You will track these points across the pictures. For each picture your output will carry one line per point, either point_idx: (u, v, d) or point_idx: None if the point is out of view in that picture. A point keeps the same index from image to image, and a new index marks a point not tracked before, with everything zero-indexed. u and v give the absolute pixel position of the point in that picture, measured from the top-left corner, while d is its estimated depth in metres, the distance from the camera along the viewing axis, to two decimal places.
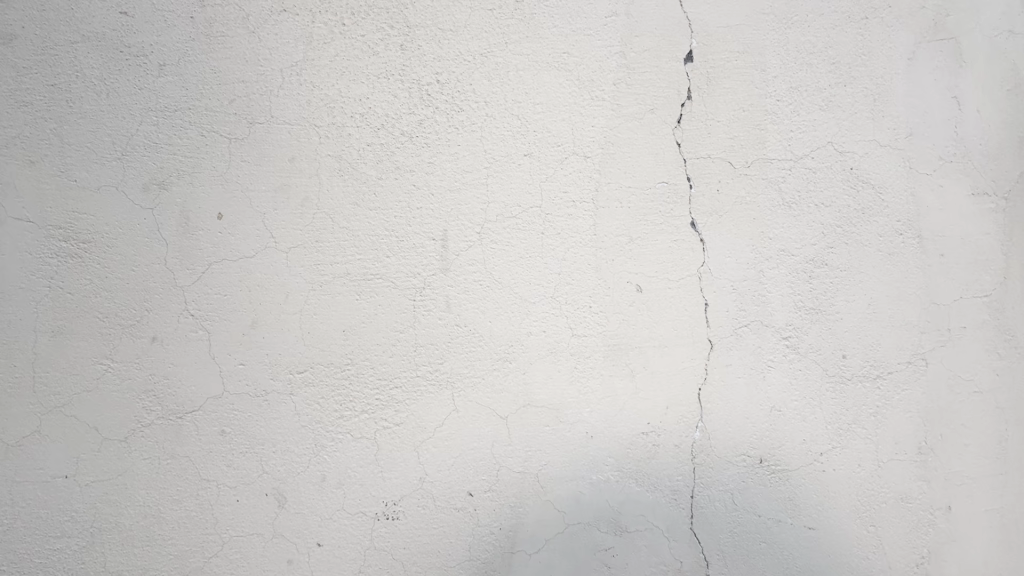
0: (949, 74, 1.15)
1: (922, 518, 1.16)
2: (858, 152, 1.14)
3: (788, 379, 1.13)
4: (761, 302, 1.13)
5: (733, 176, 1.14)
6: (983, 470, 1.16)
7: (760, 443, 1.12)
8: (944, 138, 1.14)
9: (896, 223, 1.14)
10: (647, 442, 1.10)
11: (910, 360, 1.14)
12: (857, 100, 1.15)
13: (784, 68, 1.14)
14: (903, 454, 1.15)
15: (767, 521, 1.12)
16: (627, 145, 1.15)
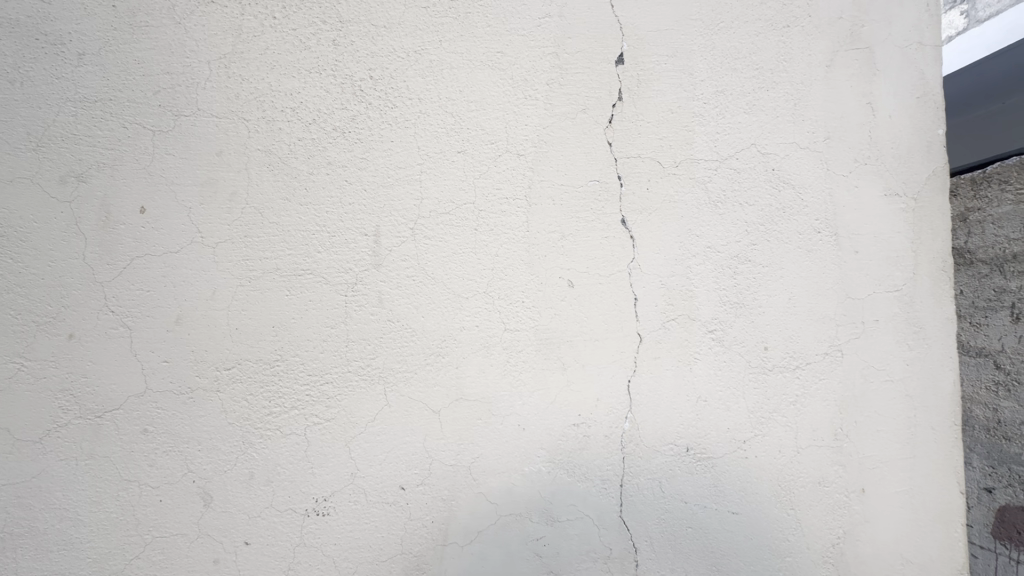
0: (864, 82, 1.32)
1: (837, 500, 1.24)
2: (779, 153, 1.27)
3: (713, 371, 1.21)
4: (689, 297, 1.21)
5: (662, 175, 1.22)
6: (891, 453, 1.27)
7: (686, 432, 1.18)
8: (861, 140, 1.31)
9: (814, 221, 1.27)
10: (578, 433, 1.14)
11: (828, 351, 1.25)
12: (779, 104, 1.28)
13: (710, 72, 1.26)
14: (820, 440, 1.24)
15: (692, 507, 1.18)
16: (560, 144, 1.19)
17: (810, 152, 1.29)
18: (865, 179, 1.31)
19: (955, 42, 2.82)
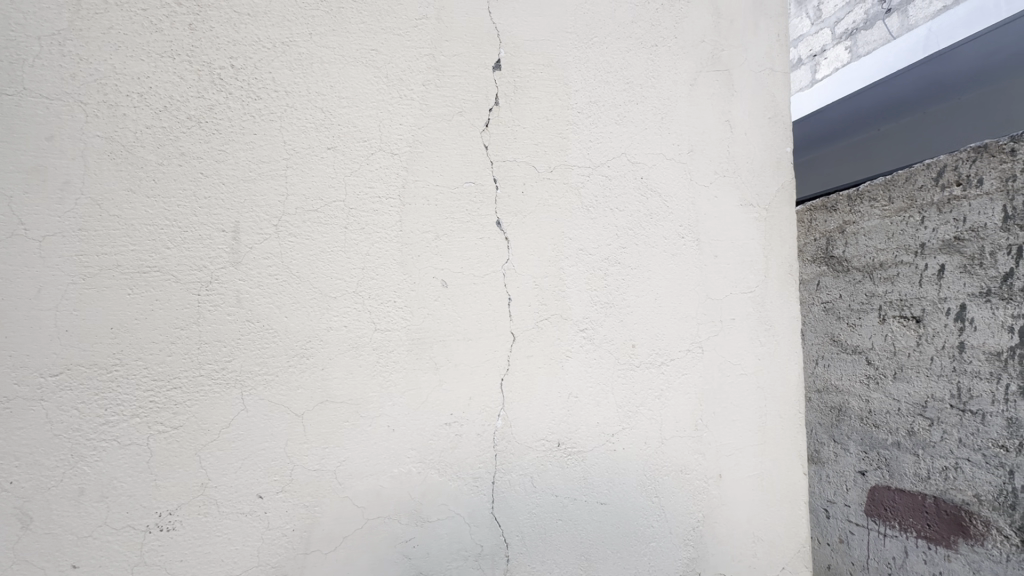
0: (722, 101, 1.45)
1: (697, 485, 1.34)
2: (647, 163, 1.36)
3: (584, 367, 1.26)
4: (562, 297, 1.26)
5: (537, 179, 1.27)
6: (742, 440, 1.39)
7: (557, 428, 1.23)
8: (720, 155, 1.44)
9: (678, 227, 1.37)
10: (450, 432, 1.15)
11: (689, 347, 1.35)
12: (647, 117, 1.37)
13: (584, 83, 1.33)
14: (682, 430, 1.33)
15: (562, 500, 1.22)
16: (434, 145, 1.20)
17: (674, 163, 1.39)
18: (723, 190, 1.43)
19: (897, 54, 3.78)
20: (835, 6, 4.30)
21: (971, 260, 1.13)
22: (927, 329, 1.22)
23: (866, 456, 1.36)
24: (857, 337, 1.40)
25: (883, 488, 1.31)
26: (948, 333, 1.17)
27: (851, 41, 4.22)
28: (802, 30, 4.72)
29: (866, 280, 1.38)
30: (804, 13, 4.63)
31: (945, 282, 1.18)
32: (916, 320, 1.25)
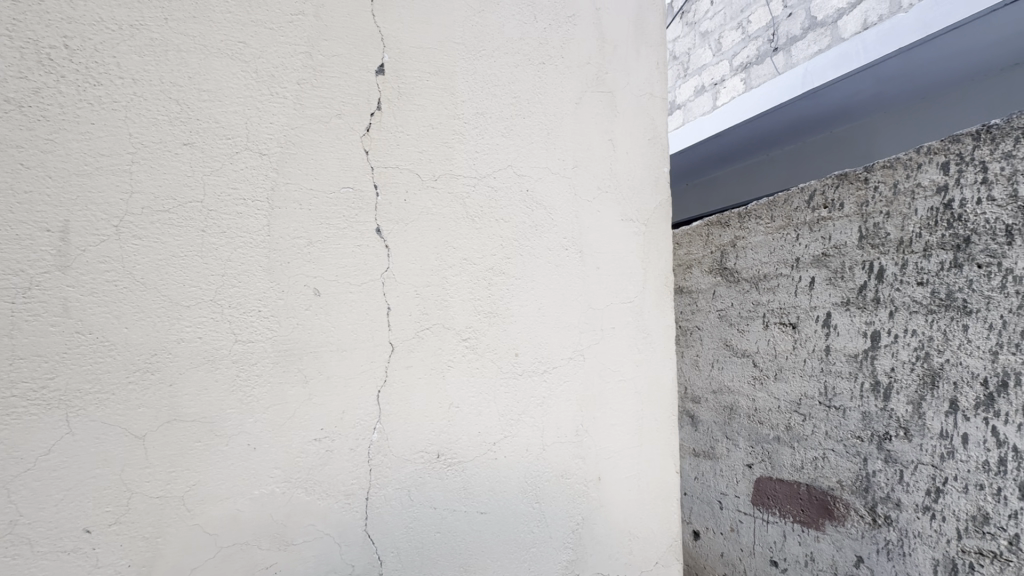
0: (606, 121, 1.54)
1: (578, 489, 1.38)
2: (533, 176, 1.40)
3: (466, 377, 1.26)
4: (444, 306, 1.25)
5: (420, 187, 1.26)
6: (622, 443, 1.47)
7: (437, 439, 1.21)
8: (603, 172, 1.51)
9: (562, 240, 1.42)
10: (320, 448, 1.10)
11: (572, 355, 1.40)
12: (534, 131, 1.42)
13: (472, 94, 1.34)
14: (564, 437, 1.38)
15: (442, 512, 1.21)
16: (309, 147, 1.15)
17: (560, 178, 1.44)
18: (605, 205, 1.51)
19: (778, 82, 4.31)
20: (734, 41, 4.96)
21: (835, 276, 1.66)
22: (802, 332, 1.76)
23: (753, 449, 1.93)
24: (748, 340, 1.97)
25: (767, 477, 1.87)
26: (819, 337, 1.70)
27: (745, 74, 4.82)
28: (705, 61, 5.32)
29: (753, 292, 1.96)
30: (709, 45, 5.30)
31: (816, 294, 1.72)
32: (794, 325, 1.79)
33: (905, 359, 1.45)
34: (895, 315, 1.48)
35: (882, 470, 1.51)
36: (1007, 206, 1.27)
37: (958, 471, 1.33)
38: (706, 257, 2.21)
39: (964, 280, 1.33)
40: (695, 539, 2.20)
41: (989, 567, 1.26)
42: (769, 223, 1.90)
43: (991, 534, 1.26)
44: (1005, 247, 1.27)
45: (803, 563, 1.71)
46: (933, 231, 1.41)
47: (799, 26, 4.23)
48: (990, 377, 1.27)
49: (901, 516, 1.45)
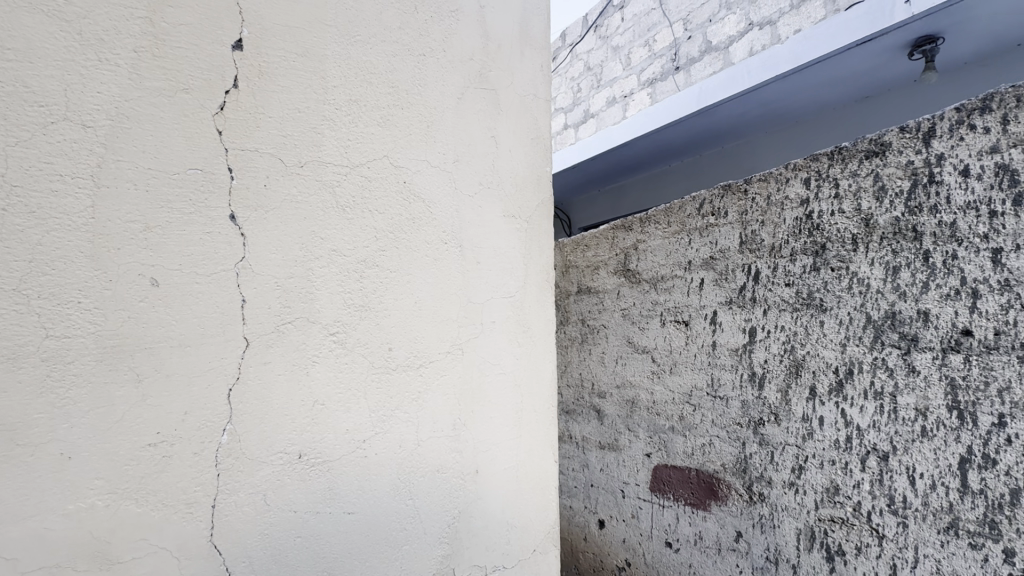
0: (490, 118, 1.56)
1: (454, 483, 1.39)
2: (411, 168, 1.38)
3: (333, 373, 1.21)
4: (309, 299, 1.19)
5: (283, 173, 1.19)
6: (501, 435, 1.49)
7: (299, 439, 1.15)
8: (485, 168, 1.54)
9: (442, 234, 1.42)
10: (156, 454, 1.00)
11: (450, 349, 1.40)
12: (413, 123, 1.40)
13: (345, 79, 1.29)
14: (440, 431, 1.37)
15: (303, 515, 1.15)
16: (148, 122, 1.04)
17: (440, 171, 1.44)
18: (486, 201, 1.53)
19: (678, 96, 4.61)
20: (641, 57, 5.51)
21: (720, 277, 1.81)
22: (692, 330, 1.88)
23: (652, 439, 2.03)
24: (648, 338, 2.06)
25: (664, 464, 1.98)
26: (707, 333, 1.83)
27: (650, 89, 5.36)
28: (616, 74, 5.81)
29: (652, 292, 2.07)
30: (619, 58, 5.81)
31: (705, 295, 1.85)
32: (686, 323, 1.91)
33: (777, 352, 1.63)
34: (768, 312, 1.66)
35: (756, 453, 1.66)
36: (852, 217, 1.50)
37: (815, 449, 1.52)
38: (611, 260, 2.29)
39: (821, 281, 1.54)
40: (600, 527, 2.27)
41: (838, 531, 1.46)
42: (667, 228, 2.02)
43: (840, 502, 1.46)
44: (851, 253, 1.49)
45: (693, 542, 1.84)
46: (798, 238, 1.61)
47: (697, 49, 4.84)
48: (840, 366, 1.48)
49: (772, 493, 1.61)
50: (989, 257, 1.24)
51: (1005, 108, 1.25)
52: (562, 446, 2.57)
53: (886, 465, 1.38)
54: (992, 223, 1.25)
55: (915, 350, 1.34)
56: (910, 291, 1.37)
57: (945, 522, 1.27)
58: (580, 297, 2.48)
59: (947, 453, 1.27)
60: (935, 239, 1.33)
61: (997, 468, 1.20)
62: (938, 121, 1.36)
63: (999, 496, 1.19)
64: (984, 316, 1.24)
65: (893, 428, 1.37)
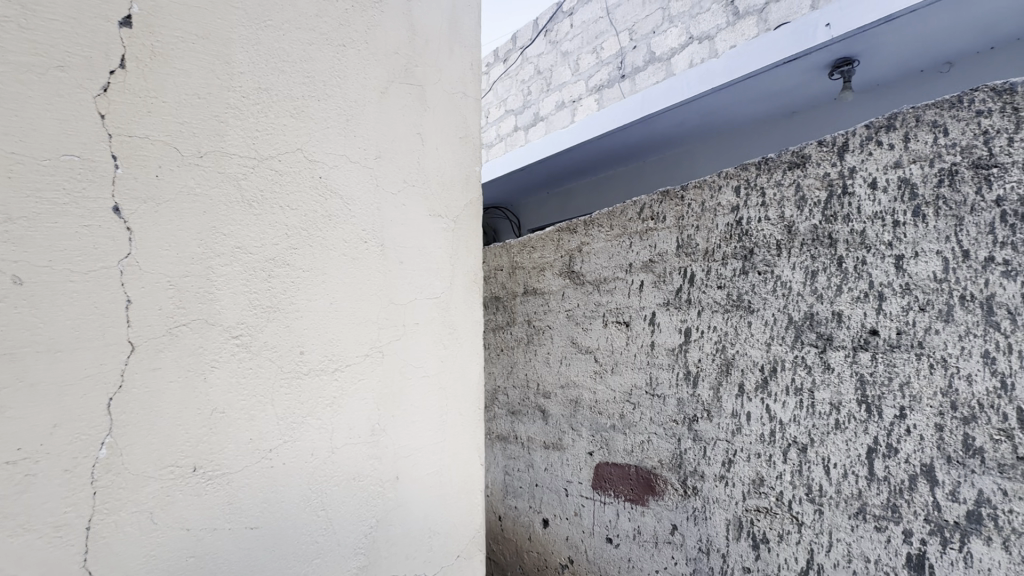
0: (415, 114, 1.52)
1: (372, 491, 1.33)
2: (328, 163, 1.32)
3: (235, 379, 1.13)
4: (207, 300, 1.11)
5: (179, 163, 1.10)
6: (424, 440, 1.46)
7: (193, 451, 1.07)
8: (410, 165, 1.50)
9: (361, 231, 1.37)
10: (17, 472, 0.89)
11: (368, 352, 1.35)
12: (331, 116, 1.34)
13: (253, 66, 1.21)
14: (357, 438, 1.31)
15: (197, 534, 1.07)
16: (12, 101, 0.93)
17: (360, 167, 1.38)
18: (411, 199, 1.49)
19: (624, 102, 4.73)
20: (589, 64, 5.65)
21: (659, 279, 1.85)
22: (633, 330, 1.92)
23: (594, 438, 2.05)
24: (591, 338, 2.09)
25: (606, 462, 2.00)
26: (646, 333, 1.87)
27: (598, 95, 5.53)
28: (565, 79, 5.92)
29: (595, 293, 2.09)
30: (567, 64, 5.93)
31: (645, 296, 1.89)
32: (627, 324, 1.94)
33: (709, 351, 1.68)
34: (702, 313, 1.72)
35: (691, 448, 1.71)
36: (777, 224, 1.57)
37: (743, 443, 1.58)
38: (557, 261, 2.29)
39: (749, 284, 1.61)
40: (543, 526, 2.27)
41: (763, 521, 1.52)
42: (609, 231, 2.05)
43: (765, 492, 1.52)
44: (775, 258, 1.56)
45: (632, 537, 1.87)
46: (729, 243, 1.67)
47: (642, 60, 5.06)
48: (765, 364, 1.55)
49: (704, 486, 1.66)
50: (893, 262, 1.35)
51: (906, 128, 1.37)
52: (506, 446, 2.54)
53: (805, 457, 1.45)
54: (895, 232, 1.35)
55: (830, 348, 1.43)
56: (827, 294, 1.46)
57: (855, 508, 1.35)
58: (527, 298, 2.45)
59: (857, 444, 1.36)
60: (847, 246, 1.43)
61: (898, 456, 1.29)
62: (850, 136, 1.46)
63: (900, 482, 1.29)
64: (888, 317, 1.34)
65: (811, 422, 1.44)
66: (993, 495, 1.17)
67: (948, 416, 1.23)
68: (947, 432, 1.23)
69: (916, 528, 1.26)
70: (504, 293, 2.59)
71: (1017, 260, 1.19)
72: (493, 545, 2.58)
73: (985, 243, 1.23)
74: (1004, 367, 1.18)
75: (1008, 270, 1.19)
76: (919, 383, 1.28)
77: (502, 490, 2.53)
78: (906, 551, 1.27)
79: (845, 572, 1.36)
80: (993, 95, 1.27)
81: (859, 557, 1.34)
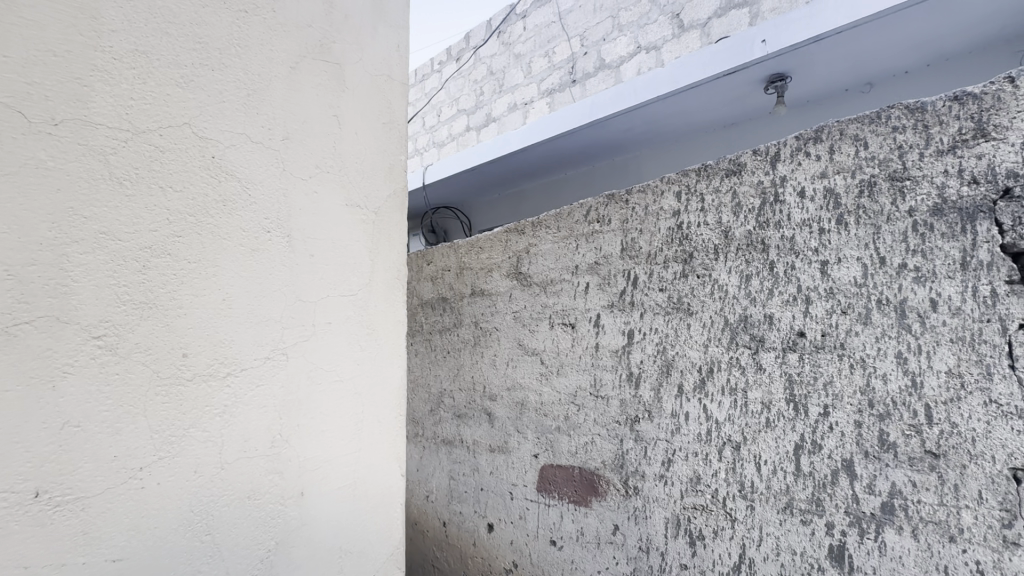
0: (330, 94, 1.40)
1: (270, 509, 1.19)
2: (223, 141, 1.17)
3: (95, 387, 0.97)
4: (59, 294, 0.94)
5: (26, 131, 0.92)
6: (337, 451, 1.33)
7: (36, 474, 0.90)
8: (324, 149, 1.37)
9: (264, 219, 1.22)
10: None
11: (269, 355, 1.21)
12: (228, 89, 1.19)
13: (128, 25, 1.05)
14: (253, 451, 1.17)
15: (40, 571, 0.90)
16: None
17: (263, 148, 1.24)
18: (324, 186, 1.36)
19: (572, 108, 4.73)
20: (541, 67, 5.63)
21: (604, 281, 1.81)
22: (578, 332, 1.86)
23: (539, 440, 1.98)
24: (537, 340, 2.02)
25: (551, 464, 1.93)
26: (591, 335, 1.82)
27: (549, 98, 5.53)
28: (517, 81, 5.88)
29: (541, 295, 2.02)
30: (519, 65, 5.89)
31: (590, 298, 1.84)
32: (572, 325, 1.89)
33: (650, 353, 1.65)
34: (644, 315, 1.68)
35: (632, 449, 1.67)
36: (715, 229, 1.55)
37: (682, 443, 1.55)
38: (504, 262, 2.19)
39: (688, 287, 1.58)
40: (488, 530, 2.16)
41: (699, 518, 1.49)
42: (557, 232, 1.99)
43: (701, 490, 1.49)
44: (713, 262, 1.54)
45: (576, 538, 1.81)
46: (670, 247, 1.65)
47: (592, 66, 5.10)
48: (702, 365, 1.53)
49: (645, 486, 1.63)
50: (818, 267, 1.35)
51: (830, 140, 1.39)
52: (451, 450, 2.41)
53: (738, 455, 1.43)
54: (821, 238, 1.36)
55: (762, 350, 1.42)
56: (759, 297, 1.45)
57: (784, 502, 1.34)
58: (473, 299, 2.33)
59: (785, 441, 1.35)
60: (778, 251, 1.43)
61: (822, 452, 1.29)
62: (782, 146, 1.47)
63: (823, 477, 1.29)
64: (814, 319, 1.34)
65: (743, 421, 1.43)
66: (904, 487, 1.18)
67: (866, 413, 1.25)
68: (865, 428, 1.24)
69: (837, 520, 1.26)
70: (451, 294, 2.46)
71: (926, 266, 1.21)
72: (437, 552, 2.44)
73: (899, 250, 1.25)
74: (914, 366, 1.20)
75: (919, 276, 1.22)
76: (841, 382, 1.29)
77: (447, 495, 2.40)
78: (828, 542, 1.27)
79: (774, 565, 1.34)
80: (906, 112, 1.30)
81: (787, 549, 1.32)
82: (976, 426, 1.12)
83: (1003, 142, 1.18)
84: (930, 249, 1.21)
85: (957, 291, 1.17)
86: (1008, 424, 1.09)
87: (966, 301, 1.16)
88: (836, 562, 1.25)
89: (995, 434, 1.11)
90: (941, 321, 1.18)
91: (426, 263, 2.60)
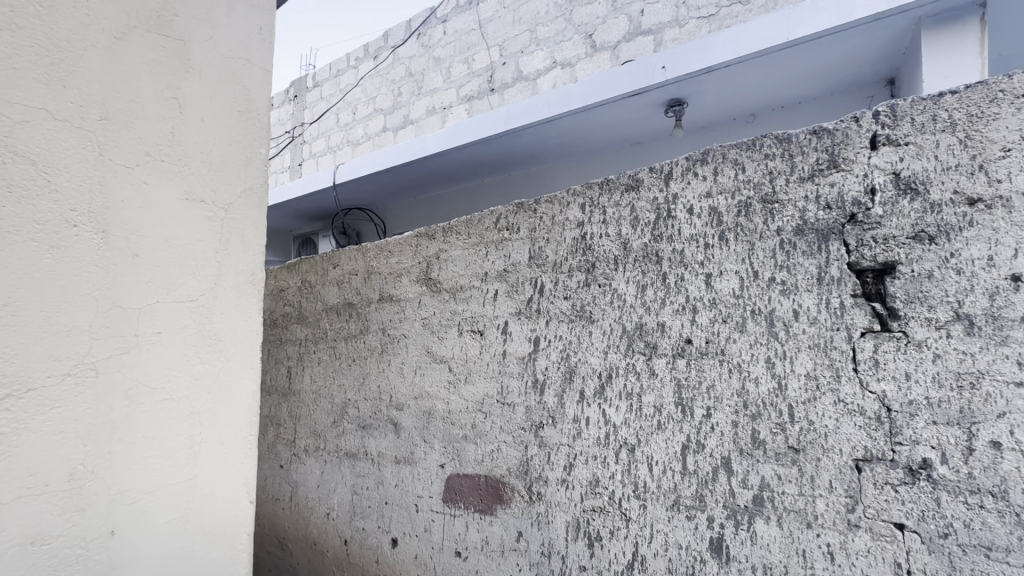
0: (169, 72, 1.27)
1: (67, 555, 1.08)
2: (13, 117, 1.04)
3: None
4: None
5: None
6: (163, 479, 1.22)
7: None
8: (157, 134, 1.24)
9: (67, 211, 1.09)
10: None
11: (70, 372, 1.09)
12: (24, 55, 1.06)
13: None
14: (43, 487, 1.05)
15: None
16: None
17: (70, 127, 1.11)
18: (156, 176, 1.23)
19: (488, 116, 4.74)
20: (461, 72, 5.58)
21: (512, 289, 1.78)
22: (486, 339, 1.82)
23: (446, 449, 1.90)
24: (445, 347, 1.94)
25: (457, 473, 1.86)
26: (499, 342, 1.79)
27: (468, 105, 5.50)
28: (436, 85, 5.78)
29: (450, 301, 1.94)
30: (439, 69, 5.78)
31: (499, 305, 1.80)
32: (480, 332, 1.84)
33: (555, 360, 1.64)
34: (550, 323, 1.67)
35: (537, 454, 1.65)
36: (615, 240, 1.57)
37: (583, 447, 1.56)
38: (414, 266, 2.09)
39: (590, 296, 1.60)
40: (392, 545, 2.04)
41: (598, 520, 1.50)
42: (466, 239, 1.93)
43: (599, 493, 1.51)
44: (613, 272, 1.56)
45: (480, 548, 1.75)
46: (574, 256, 1.65)
47: (510, 76, 5.15)
48: (602, 372, 1.54)
49: (547, 492, 1.61)
50: (703, 279, 1.40)
51: (714, 163, 1.43)
52: (354, 464, 2.25)
53: (633, 457, 1.45)
54: (706, 253, 1.41)
55: (655, 356, 1.45)
56: (654, 306, 1.48)
57: (671, 500, 1.38)
58: (381, 305, 2.21)
59: (674, 442, 1.39)
60: (670, 263, 1.46)
61: (704, 450, 1.34)
62: (674, 165, 1.49)
63: (705, 474, 1.33)
64: (699, 327, 1.39)
65: (638, 424, 1.45)
66: (772, 480, 1.25)
67: (741, 413, 1.30)
68: (740, 427, 1.30)
69: (716, 514, 1.31)
70: (358, 299, 2.31)
71: (790, 280, 1.29)
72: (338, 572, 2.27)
73: (769, 265, 1.31)
74: (780, 370, 1.27)
75: (785, 289, 1.29)
76: (722, 385, 1.34)
77: (350, 511, 2.24)
78: (709, 534, 1.31)
79: (663, 561, 1.37)
80: (776, 142, 1.37)
81: (675, 545, 1.36)
82: (828, 423, 1.20)
83: (851, 172, 1.26)
84: (794, 264, 1.29)
85: (815, 302, 1.25)
86: (853, 420, 1.18)
87: (821, 311, 1.24)
88: (716, 553, 1.30)
89: (842, 430, 1.19)
90: (802, 329, 1.25)
91: (331, 267, 2.43)
